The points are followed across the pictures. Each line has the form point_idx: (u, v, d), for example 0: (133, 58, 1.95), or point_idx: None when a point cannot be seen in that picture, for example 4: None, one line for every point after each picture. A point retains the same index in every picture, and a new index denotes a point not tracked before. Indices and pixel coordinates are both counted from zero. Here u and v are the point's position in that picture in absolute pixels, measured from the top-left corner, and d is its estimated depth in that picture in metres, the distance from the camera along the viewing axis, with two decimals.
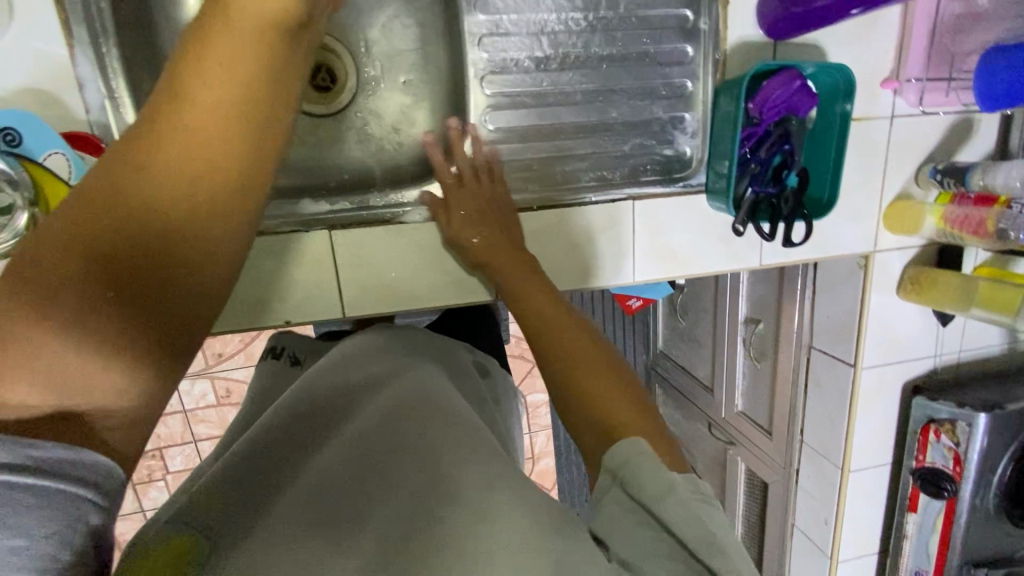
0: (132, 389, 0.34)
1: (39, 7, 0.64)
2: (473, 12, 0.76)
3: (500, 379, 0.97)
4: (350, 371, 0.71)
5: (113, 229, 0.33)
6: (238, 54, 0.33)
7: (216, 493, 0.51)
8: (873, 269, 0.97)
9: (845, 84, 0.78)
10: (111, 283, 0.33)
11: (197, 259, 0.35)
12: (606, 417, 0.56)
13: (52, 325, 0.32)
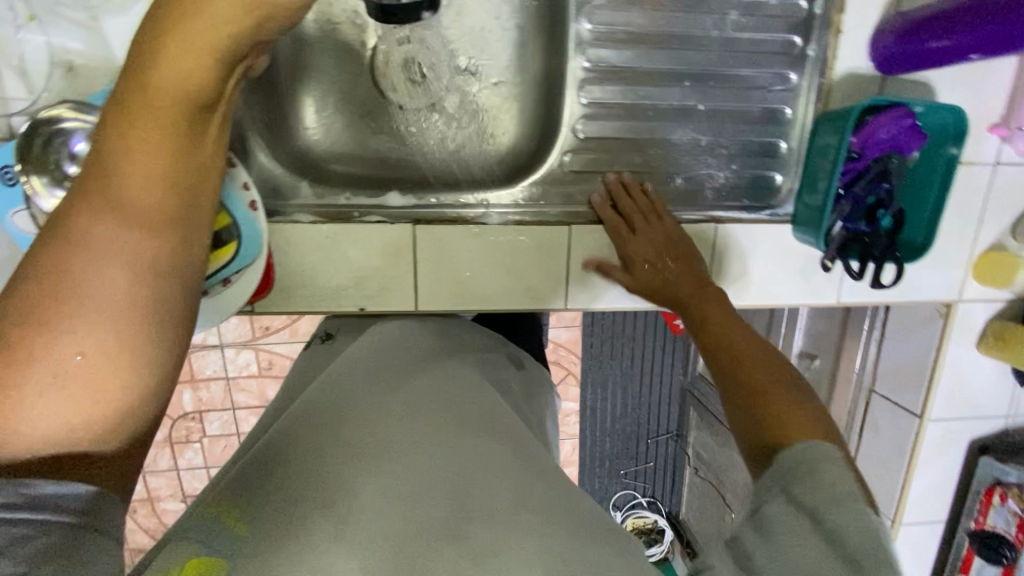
0: (113, 418, 0.39)
1: None
2: (580, 21, 0.75)
3: (535, 373, 0.91)
4: (391, 368, 0.70)
5: (78, 287, 0.38)
6: (158, 133, 0.40)
7: (238, 514, 0.50)
8: (954, 319, 0.93)
9: (956, 125, 0.75)
10: (84, 337, 0.37)
11: (159, 293, 0.41)
12: (783, 428, 0.52)
13: (39, 377, 0.36)
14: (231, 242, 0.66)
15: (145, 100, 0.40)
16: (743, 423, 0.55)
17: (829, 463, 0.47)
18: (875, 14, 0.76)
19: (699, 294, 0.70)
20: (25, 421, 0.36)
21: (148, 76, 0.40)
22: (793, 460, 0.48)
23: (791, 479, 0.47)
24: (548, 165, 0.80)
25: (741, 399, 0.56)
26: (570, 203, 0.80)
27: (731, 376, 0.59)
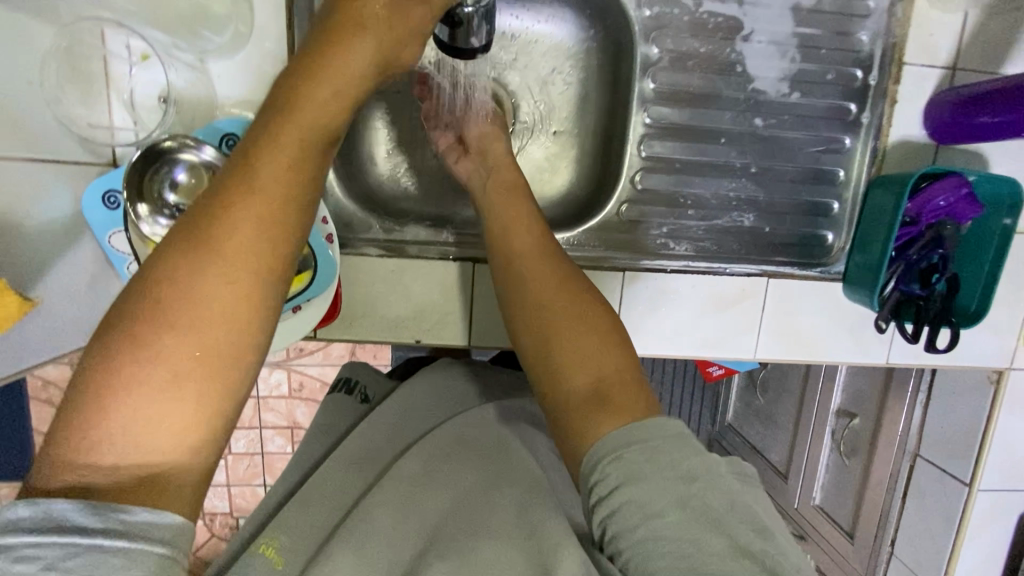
0: (205, 433, 0.35)
1: (273, 34, 0.70)
2: (645, 81, 0.79)
3: None
4: (427, 417, 0.71)
5: (203, 280, 0.35)
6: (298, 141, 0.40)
7: (275, 545, 0.57)
8: (1006, 387, 0.92)
9: (1011, 198, 0.76)
10: (197, 338, 0.35)
11: (268, 297, 0.37)
12: (598, 378, 0.55)
13: (155, 374, 0.34)
14: (305, 272, 0.70)
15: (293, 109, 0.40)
16: (546, 362, 0.58)
17: (658, 428, 0.51)
18: (930, 87, 0.79)
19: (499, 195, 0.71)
20: (126, 430, 0.33)
21: (301, 93, 0.41)
22: (625, 446, 0.50)
23: (618, 451, 0.50)
24: (605, 213, 0.82)
25: (556, 337, 0.58)
26: (624, 250, 0.83)
27: (535, 321, 0.60)
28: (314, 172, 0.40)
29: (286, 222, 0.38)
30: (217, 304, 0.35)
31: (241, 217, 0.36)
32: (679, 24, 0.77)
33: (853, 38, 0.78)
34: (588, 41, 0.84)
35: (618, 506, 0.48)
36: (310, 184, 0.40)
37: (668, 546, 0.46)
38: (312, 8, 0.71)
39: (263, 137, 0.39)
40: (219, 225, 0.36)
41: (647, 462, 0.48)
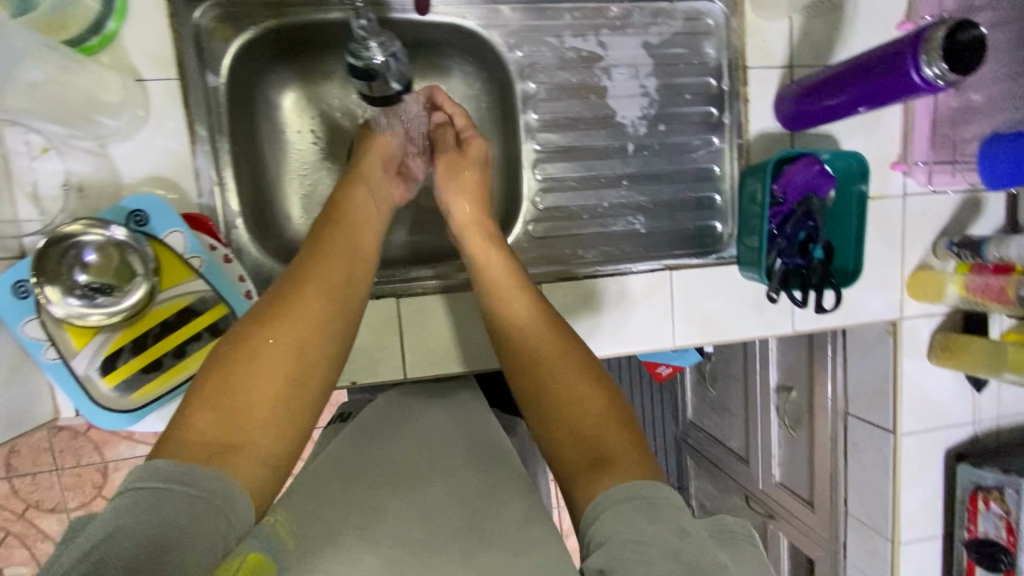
0: (276, 418, 0.55)
1: (171, 112, 0.75)
2: (527, 112, 0.87)
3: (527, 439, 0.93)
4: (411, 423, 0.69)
5: (288, 310, 0.59)
6: (345, 235, 0.69)
7: (287, 525, 0.49)
8: (902, 336, 1.01)
9: (859, 168, 0.87)
10: (288, 356, 0.57)
11: (326, 341, 0.61)
12: (603, 446, 0.58)
13: (252, 362, 0.56)
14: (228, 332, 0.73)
15: (342, 215, 0.71)
16: (551, 429, 0.62)
17: (651, 490, 0.53)
18: (775, 84, 0.90)
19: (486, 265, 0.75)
20: (225, 399, 0.53)
21: (345, 206, 0.72)
22: (619, 495, 0.52)
23: (604, 501, 0.53)
24: (514, 235, 0.89)
25: (558, 409, 0.62)
26: (537, 266, 0.89)
27: (541, 393, 0.64)
28: (357, 265, 0.67)
29: (343, 291, 0.64)
30: (293, 324, 0.59)
31: (315, 289, 0.62)
32: (548, 59, 0.86)
33: (701, 53, 0.90)
34: (475, 83, 0.92)
35: (617, 537, 0.48)
36: (352, 260, 0.67)
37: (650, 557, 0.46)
38: (206, 85, 0.76)
39: (324, 234, 0.68)
40: (301, 280, 0.62)
41: (650, 520, 0.49)
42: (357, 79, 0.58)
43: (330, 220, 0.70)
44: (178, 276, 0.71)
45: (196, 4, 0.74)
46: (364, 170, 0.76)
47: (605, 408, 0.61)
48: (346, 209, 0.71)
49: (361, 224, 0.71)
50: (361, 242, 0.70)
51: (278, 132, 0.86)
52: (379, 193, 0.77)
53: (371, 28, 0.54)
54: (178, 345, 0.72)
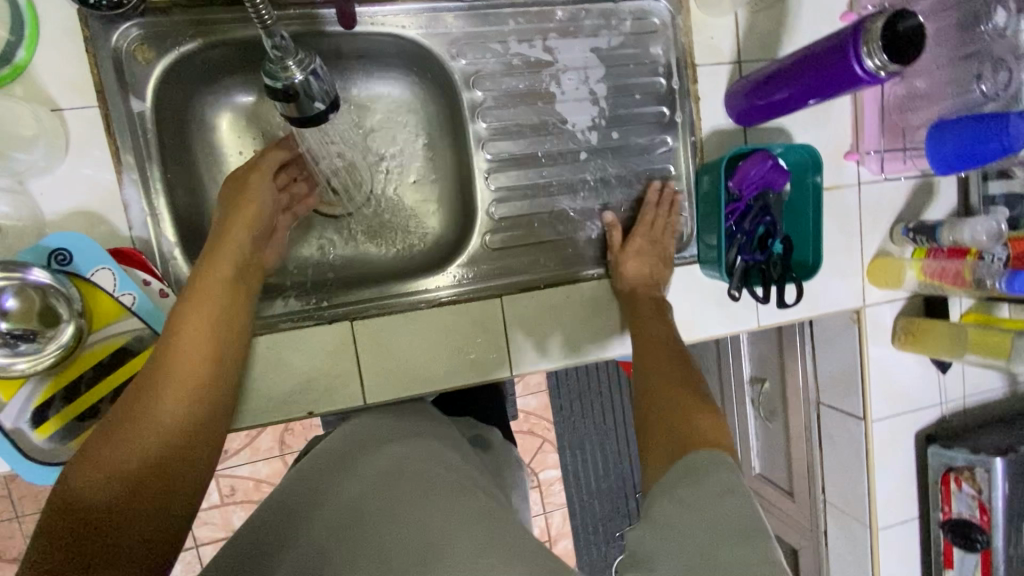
0: (158, 485, 0.55)
1: (93, 142, 0.70)
2: (476, 121, 0.85)
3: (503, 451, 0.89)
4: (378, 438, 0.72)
5: (160, 375, 0.59)
6: (215, 277, 0.66)
7: None
8: (866, 323, 1.01)
9: (811, 159, 0.86)
10: (147, 460, 0.55)
11: (204, 395, 0.61)
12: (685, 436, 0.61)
13: (122, 434, 0.55)
14: None
15: (210, 253, 0.67)
16: (651, 410, 0.67)
17: (719, 469, 0.55)
18: (725, 80, 0.89)
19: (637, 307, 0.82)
20: (99, 477, 0.53)
21: (216, 243, 0.68)
22: (698, 464, 0.56)
23: (679, 473, 0.56)
24: (471, 247, 0.86)
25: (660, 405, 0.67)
26: (499, 277, 0.87)
27: (651, 388, 0.70)
28: (231, 309, 0.66)
29: (212, 353, 0.62)
30: (163, 387, 0.58)
31: (176, 380, 0.59)
32: (494, 67, 0.84)
33: (650, 54, 0.89)
34: (422, 93, 0.89)
35: (668, 520, 0.52)
36: (223, 304, 0.66)
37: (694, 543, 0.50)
38: (130, 111, 0.71)
39: (195, 282, 0.66)
40: (170, 337, 0.61)
41: (715, 500, 0.52)
42: (278, 101, 0.59)
43: (200, 262, 0.67)
44: (109, 315, 0.67)
45: (113, 27, 0.70)
46: (247, 197, 0.72)
47: (704, 412, 0.64)
48: (217, 245, 0.68)
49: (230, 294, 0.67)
50: (229, 314, 0.66)
51: (215, 154, 0.82)
52: (263, 230, 0.74)
53: (288, 48, 0.55)
54: (115, 388, 0.68)
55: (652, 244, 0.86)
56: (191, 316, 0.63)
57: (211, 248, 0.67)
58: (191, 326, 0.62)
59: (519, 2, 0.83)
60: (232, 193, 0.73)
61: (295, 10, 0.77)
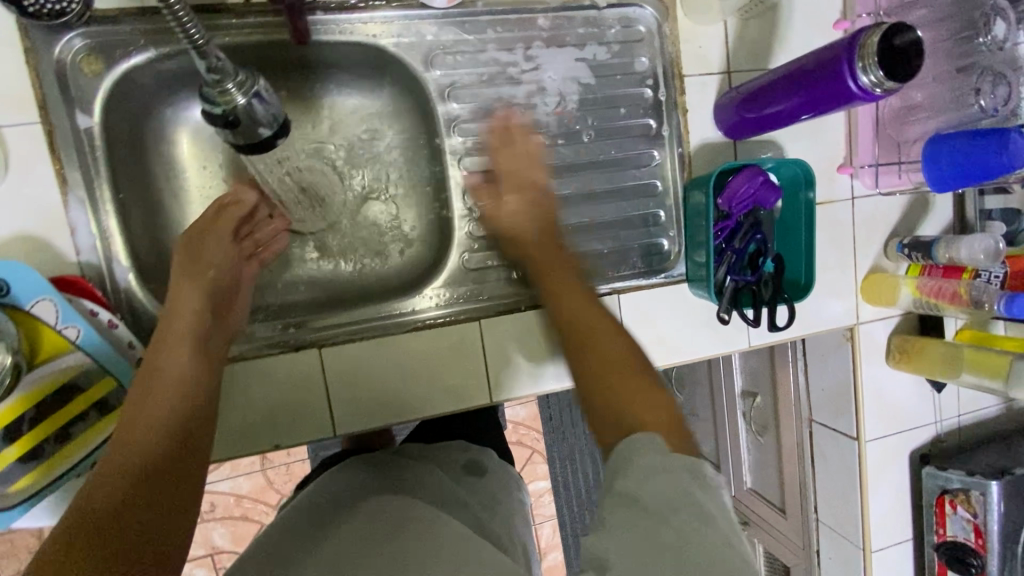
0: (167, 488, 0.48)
1: (36, 160, 0.65)
2: (452, 136, 0.80)
3: (499, 475, 0.81)
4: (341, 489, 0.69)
5: (157, 386, 0.56)
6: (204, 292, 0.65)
7: None
8: (860, 341, 0.98)
9: (803, 174, 0.83)
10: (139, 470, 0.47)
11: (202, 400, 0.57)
12: (629, 412, 0.52)
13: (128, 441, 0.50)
14: (119, 407, 0.65)
15: (197, 272, 0.67)
16: (588, 384, 0.55)
17: (644, 451, 0.48)
18: (713, 92, 0.85)
19: (541, 257, 0.70)
20: (101, 485, 0.45)
21: (202, 263, 0.68)
22: (630, 450, 0.48)
23: (618, 458, 0.49)
24: (448, 267, 0.82)
25: (593, 372, 0.55)
26: (478, 298, 0.82)
27: (584, 353, 0.57)
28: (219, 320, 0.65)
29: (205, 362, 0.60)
30: (163, 392, 0.55)
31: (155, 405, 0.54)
32: (470, 78, 0.80)
33: (635, 63, 0.84)
34: (396, 104, 0.84)
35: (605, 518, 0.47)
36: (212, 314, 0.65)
37: (640, 541, 0.44)
38: (76, 127, 0.66)
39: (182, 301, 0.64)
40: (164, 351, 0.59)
41: (642, 484, 0.46)
42: (221, 127, 0.58)
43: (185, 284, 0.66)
44: (52, 349, 0.62)
45: (57, 38, 0.65)
46: (223, 226, 0.71)
47: (646, 383, 0.54)
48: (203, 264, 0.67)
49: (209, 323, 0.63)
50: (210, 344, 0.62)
51: (173, 170, 0.77)
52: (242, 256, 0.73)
53: (225, 71, 0.54)
54: (60, 428, 0.63)
55: (521, 178, 0.75)
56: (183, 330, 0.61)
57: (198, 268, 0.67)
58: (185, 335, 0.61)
59: (498, 9, 0.79)
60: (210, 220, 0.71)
61: (257, 19, 0.72)
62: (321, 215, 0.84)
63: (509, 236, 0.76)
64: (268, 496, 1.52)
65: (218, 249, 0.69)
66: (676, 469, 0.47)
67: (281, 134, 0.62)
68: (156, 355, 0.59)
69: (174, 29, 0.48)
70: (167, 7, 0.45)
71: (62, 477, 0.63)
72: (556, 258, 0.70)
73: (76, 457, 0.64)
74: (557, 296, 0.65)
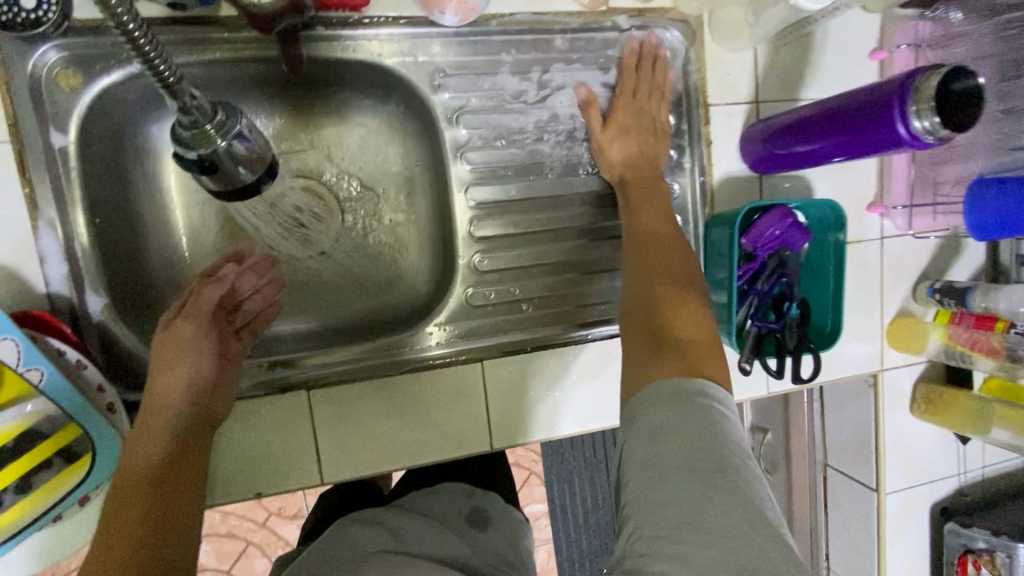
0: None
1: (6, 182, 0.60)
2: (459, 162, 0.75)
3: (506, 522, 0.72)
4: (337, 548, 0.60)
5: (123, 496, 0.49)
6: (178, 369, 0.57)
7: None
8: (883, 389, 0.92)
9: (834, 217, 0.77)
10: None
11: (173, 510, 0.50)
12: (679, 336, 0.53)
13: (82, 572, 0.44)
14: (86, 455, 0.59)
15: (173, 345, 0.58)
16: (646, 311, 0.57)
17: (654, 406, 0.47)
18: (740, 123, 0.80)
19: (636, 188, 0.72)
20: None
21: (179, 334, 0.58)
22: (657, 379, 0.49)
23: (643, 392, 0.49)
24: (450, 303, 0.75)
25: (645, 298, 0.59)
26: (482, 336, 0.75)
27: (646, 285, 0.60)
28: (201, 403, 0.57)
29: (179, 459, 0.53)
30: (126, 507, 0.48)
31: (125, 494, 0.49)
32: (480, 102, 0.74)
33: None
34: (401, 125, 0.79)
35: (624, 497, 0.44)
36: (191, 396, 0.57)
37: (660, 511, 0.41)
38: (49, 147, 0.61)
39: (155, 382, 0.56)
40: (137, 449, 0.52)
41: (651, 445, 0.44)
42: (197, 171, 0.53)
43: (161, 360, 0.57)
44: (11, 393, 0.56)
45: (31, 50, 0.60)
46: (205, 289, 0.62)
47: (700, 317, 0.55)
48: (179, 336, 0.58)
49: (193, 394, 0.57)
50: (194, 416, 0.56)
51: (157, 192, 0.71)
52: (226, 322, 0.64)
53: (203, 110, 0.49)
54: (19, 478, 0.57)
55: (639, 118, 0.75)
56: (157, 421, 0.54)
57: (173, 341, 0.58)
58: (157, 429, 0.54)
59: (513, 29, 0.73)
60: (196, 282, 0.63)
61: (251, 33, 0.66)
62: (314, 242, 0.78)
63: (618, 170, 0.75)
64: (255, 514, 1.46)
65: (199, 327, 0.59)
66: (689, 417, 0.45)
67: (266, 176, 0.58)
68: (129, 453, 0.52)
69: (144, 69, 0.43)
70: (136, 47, 0.40)
71: (19, 533, 0.57)
72: (648, 198, 0.71)
73: (35, 510, 0.58)
74: (644, 224, 0.67)
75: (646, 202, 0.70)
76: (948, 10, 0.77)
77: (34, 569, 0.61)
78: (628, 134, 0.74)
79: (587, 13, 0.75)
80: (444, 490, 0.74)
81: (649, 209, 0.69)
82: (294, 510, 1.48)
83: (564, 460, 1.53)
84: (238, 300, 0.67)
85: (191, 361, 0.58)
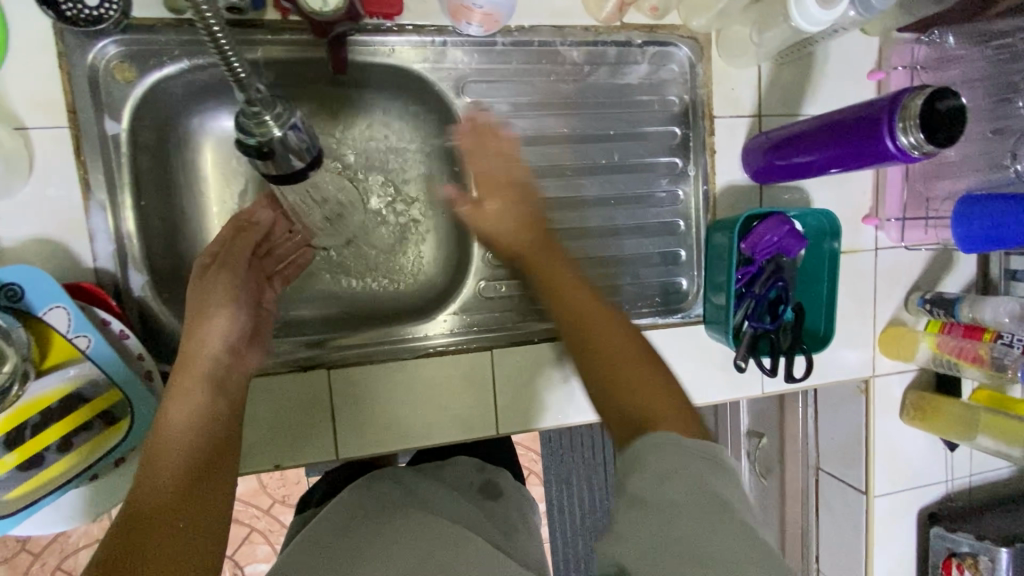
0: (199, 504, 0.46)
1: (62, 164, 0.65)
2: (478, 162, 0.80)
3: (515, 497, 0.78)
4: (361, 497, 0.66)
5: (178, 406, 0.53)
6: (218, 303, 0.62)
7: None
8: (874, 394, 0.96)
9: (830, 225, 0.81)
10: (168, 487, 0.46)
11: (225, 415, 0.54)
12: (639, 397, 0.53)
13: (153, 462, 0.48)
14: (123, 418, 0.64)
15: (211, 284, 0.63)
16: (597, 367, 0.56)
17: (654, 452, 0.48)
18: (742, 136, 0.85)
19: (535, 259, 0.69)
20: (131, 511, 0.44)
21: (217, 276, 0.64)
22: (650, 451, 0.48)
23: (643, 454, 0.48)
24: (463, 295, 0.81)
25: (595, 369, 0.56)
26: (492, 327, 0.81)
27: (577, 339, 0.58)
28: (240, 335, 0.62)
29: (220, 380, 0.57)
30: (182, 412, 0.52)
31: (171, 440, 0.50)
32: (499, 107, 0.79)
33: (666, 100, 0.84)
34: (424, 125, 0.84)
35: (621, 525, 0.46)
36: (229, 328, 0.62)
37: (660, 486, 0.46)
38: (103, 134, 0.66)
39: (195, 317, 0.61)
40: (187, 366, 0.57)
41: (652, 489, 0.46)
42: (253, 157, 0.58)
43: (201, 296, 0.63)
44: (62, 355, 0.62)
45: (91, 44, 0.65)
46: (236, 240, 0.68)
47: (648, 370, 0.55)
48: (217, 277, 0.64)
49: (229, 342, 0.61)
50: (230, 364, 0.60)
51: (195, 180, 0.76)
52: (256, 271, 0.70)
53: (264, 103, 0.54)
54: (63, 436, 0.62)
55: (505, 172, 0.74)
56: (200, 348, 0.59)
57: (211, 281, 0.64)
58: (201, 354, 0.58)
59: (532, 39, 0.78)
60: (225, 234, 0.69)
61: (291, 35, 0.72)
62: (337, 232, 0.82)
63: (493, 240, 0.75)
64: (259, 501, 1.49)
65: (234, 275, 0.66)
66: (691, 463, 0.47)
67: (313, 166, 0.63)
68: (178, 373, 0.56)
69: (220, 65, 0.48)
70: (215, 46, 0.45)
71: (58, 489, 0.61)
72: (550, 259, 0.69)
73: (74, 468, 0.62)
74: (546, 280, 0.65)
75: (547, 262, 0.69)
76: (943, 35, 0.82)
77: (66, 525, 0.65)
78: (484, 201, 0.75)
79: (602, 27, 0.80)
80: (455, 465, 0.79)
81: (566, 269, 0.67)
82: (298, 498, 1.51)
83: (563, 460, 1.55)
84: (264, 255, 0.73)
85: (227, 298, 0.63)
